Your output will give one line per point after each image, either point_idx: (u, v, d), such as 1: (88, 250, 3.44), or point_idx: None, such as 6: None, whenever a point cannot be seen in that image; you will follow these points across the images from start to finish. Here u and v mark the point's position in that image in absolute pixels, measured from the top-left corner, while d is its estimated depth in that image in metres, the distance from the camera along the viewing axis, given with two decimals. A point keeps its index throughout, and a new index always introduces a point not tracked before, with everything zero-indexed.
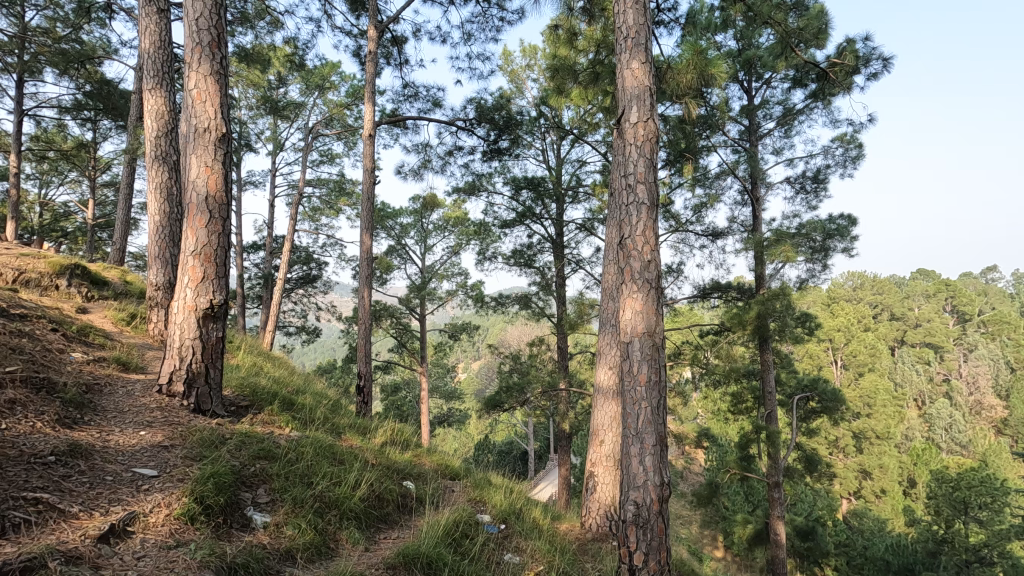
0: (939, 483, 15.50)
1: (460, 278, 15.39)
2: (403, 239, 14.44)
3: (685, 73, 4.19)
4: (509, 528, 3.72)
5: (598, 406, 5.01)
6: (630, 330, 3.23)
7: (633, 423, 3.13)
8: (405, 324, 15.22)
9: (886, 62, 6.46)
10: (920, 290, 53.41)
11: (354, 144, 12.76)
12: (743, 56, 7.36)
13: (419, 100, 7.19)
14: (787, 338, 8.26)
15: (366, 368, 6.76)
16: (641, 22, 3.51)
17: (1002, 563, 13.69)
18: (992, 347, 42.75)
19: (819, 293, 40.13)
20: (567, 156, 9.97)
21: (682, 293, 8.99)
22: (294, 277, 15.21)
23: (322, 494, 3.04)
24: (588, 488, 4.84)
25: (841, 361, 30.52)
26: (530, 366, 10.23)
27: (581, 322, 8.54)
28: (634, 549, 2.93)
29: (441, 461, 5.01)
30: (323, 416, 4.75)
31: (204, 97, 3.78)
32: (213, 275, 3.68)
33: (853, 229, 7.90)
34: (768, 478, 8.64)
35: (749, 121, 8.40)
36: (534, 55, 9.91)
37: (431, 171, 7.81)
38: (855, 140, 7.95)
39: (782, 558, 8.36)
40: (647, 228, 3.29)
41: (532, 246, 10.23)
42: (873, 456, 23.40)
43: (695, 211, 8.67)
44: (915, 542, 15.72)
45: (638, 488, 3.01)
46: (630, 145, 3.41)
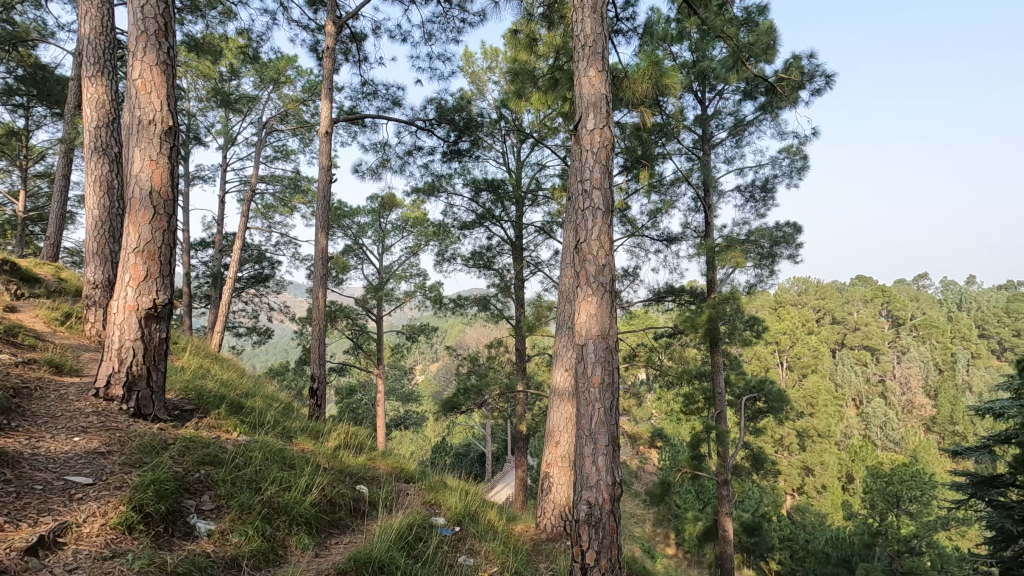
0: (874, 479, 16.32)
1: (419, 279, 15.25)
2: (361, 239, 14.20)
3: (642, 83, 4.28)
4: (464, 530, 3.72)
5: (554, 408, 5.10)
6: (584, 333, 3.29)
7: (587, 424, 3.18)
8: (361, 326, 14.95)
9: (829, 79, 6.83)
10: (858, 296, 55.22)
11: (310, 140, 12.44)
12: (697, 68, 7.60)
13: (378, 98, 7.10)
14: (736, 341, 8.53)
15: (319, 371, 6.61)
16: (598, 31, 3.58)
17: (930, 553, 14.56)
18: (923, 350, 45.55)
19: (767, 298, 41.75)
20: (527, 159, 10.04)
21: (638, 296, 9.19)
22: (245, 276, 14.68)
23: (271, 499, 2.97)
24: (543, 489, 4.89)
25: (786, 362, 31.92)
26: (488, 368, 10.22)
27: (539, 325, 8.59)
28: (586, 548, 2.96)
29: (396, 464, 4.98)
30: (274, 419, 4.63)
31: (149, 88, 3.62)
32: (156, 274, 3.52)
33: (798, 237, 8.25)
34: (718, 477, 8.90)
35: (702, 131, 8.67)
36: (495, 57, 9.94)
37: (390, 171, 7.71)
38: (800, 152, 8.33)
39: (731, 554, 8.61)
40: (602, 233, 3.36)
41: (491, 248, 10.25)
42: (815, 454, 24.49)
43: (651, 216, 8.88)
44: (853, 535, 16.52)
45: (590, 488, 3.06)
46: (587, 151, 3.47)
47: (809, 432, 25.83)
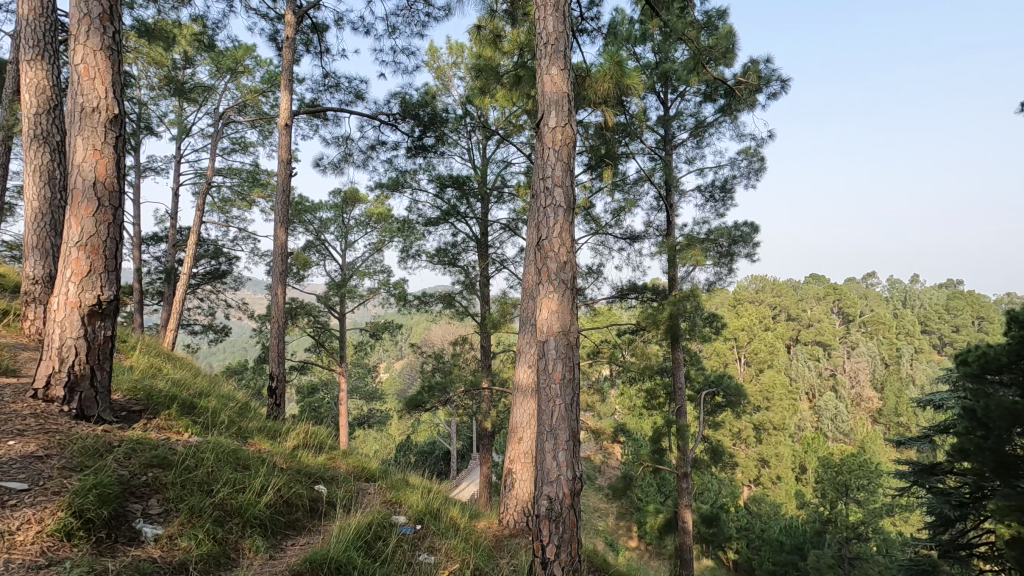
0: (825, 469, 16.89)
1: (383, 276, 15.05)
2: (323, 234, 13.91)
3: (603, 82, 4.33)
4: (425, 528, 3.70)
5: (517, 404, 5.14)
6: (546, 330, 3.30)
7: (548, 420, 3.21)
8: (323, 324, 14.64)
9: (784, 84, 7.07)
10: (812, 293, 57.67)
11: (270, 133, 12.09)
12: (660, 69, 7.73)
13: (341, 91, 6.95)
14: (696, 337, 8.74)
15: (279, 369, 6.45)
16: (560, 29, 3.59)
17: (876, 538, 15.19)
18: (870, 346, 47.71)
19: (726, 296, 42.96)
20: (492, 156, 10.03)
21: (602, 294, 9.30)
22: (201, 272, 14.16)
23: (224, 501, 2.89)
24: (505, 486, 4.92)
25: (744, 358, 32.99)
26: (453, 365, 10.18)
27: (503, 322, 8.59)
28: (547, 543, 2.98)
29: (358, 463, 4.90)
30: (229, 420, 4.49)
31: (93, 73, 3.45)
32: (101, 268, 3.37)
33: (755, 236, 8.47)
34: (678, 470, 9.09)
35: (665, 131, 8.83)
36: (460, 53, 9.88)
37: (352, 166, 7.57)
38: (757, 154, 8.59)
39: (690, 546, 8.80)
40: (564, 230, 3.38)
41: (456, 245, 10.21)
42: (770, 446, 25.37)
43: (614, 214, 9.01)
44: (805, 523, 17.18)
45: (551, 483, 3.09)
46: (548, 149, 3.49)
47: (765, 425, 26.72)
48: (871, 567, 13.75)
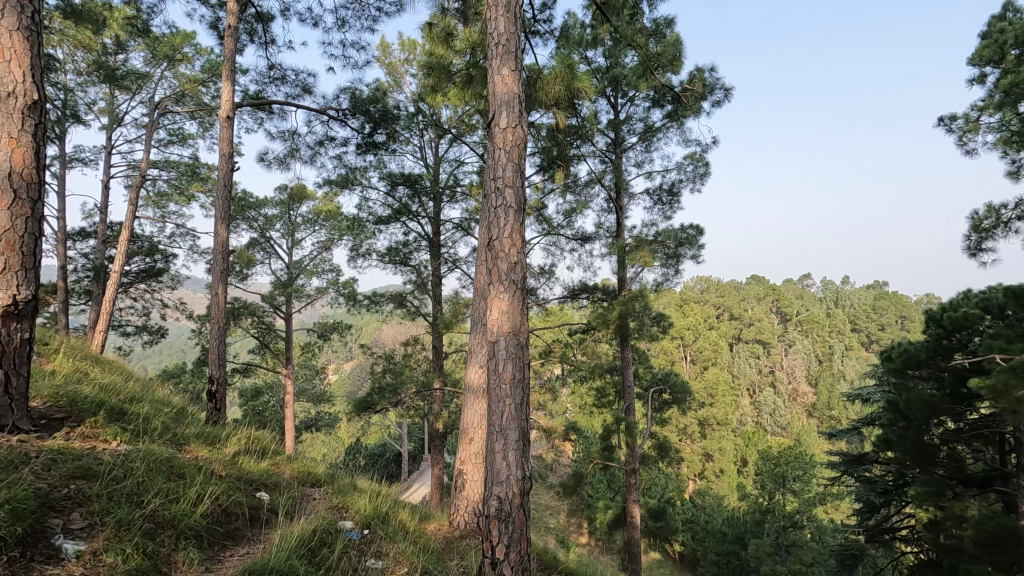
0: (764, 461, 17.61)
1: (332, 275, 14.68)
2: (268, 231, 13.42)
3: (554, 85, 4.37)
4: (373, 532, 3.63)
5: (468, 404, 5.15)
6: (496, 330, 3.30)
7: (498, 420, 3.21)
8: (268, 324, 14.09)
9: (727, 92, 7.35)
10: (753, 294, 60.34)
11: (210, 124, 11.55)
12: (610, 74, 7.87)
13: (287, 84, 6.72)
14: (645, 336, 8.94)
15: (219, 372, 6.18)
16: (511, 31, 3.60)
17: (809, 525, 16.05)
18: (805, 343, 50.39)
19: (673, 296, 44.33)
20: (444, 155, 9.96)
21: (554, 294, 9.39)
22: (134, 270, 13.34)
23: (155, 513, 2.73)
24: (455, 487, 4.92)
25: (689, 356, 34.22)
26: (404, 366, 10.01)
27: (455, 322, 8.49)
28: (496, 543, 2.97)
29: (303, 468, 4.75)
30: (164, 425, 4.26)
31: (8, 55, 3.17)
32: (17, 266, 3.13)
33: (700, 238, 8.76)
34: (627, 466, 9.27)
35: (615, 135, 9.00)
36: (412, 49, 9.74)
37: (299, 161, 7.34)
38: (703, 159, 8.90)
39: (638, 540, 8.99)
40: (514, 231, 3.39)
41: (408, 244, 10.06)
42: (714, 441, 26.35)
43: (566, 216, 9.11)
44: (746, 514, 17.95)
45: (500, 483, 3.09)
46: (499, 149, 3.50)
47: (709, 420, 27.78)
48: (805, 553, 14.51)
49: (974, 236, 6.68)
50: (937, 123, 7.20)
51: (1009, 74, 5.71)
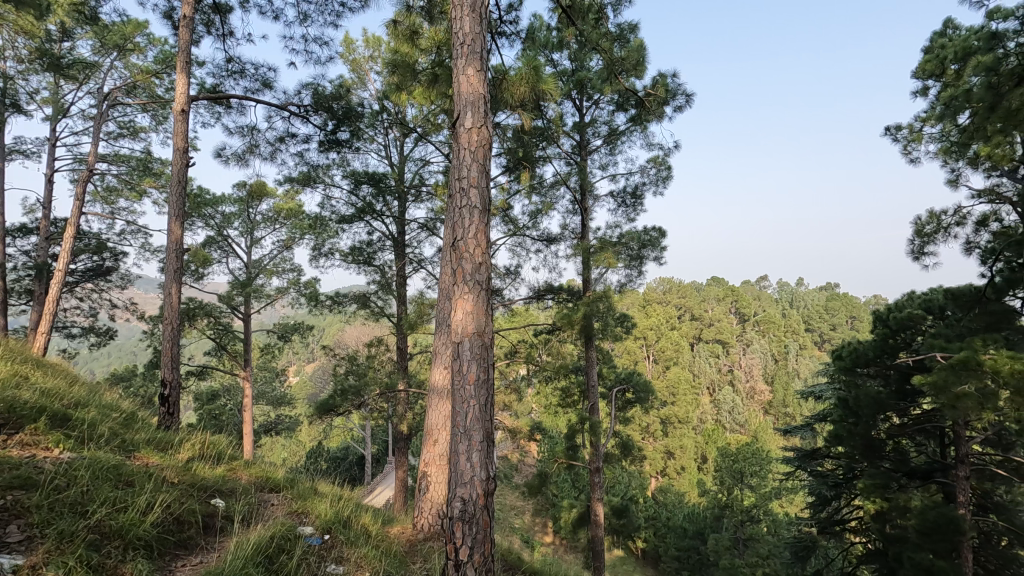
0: (723, 458, 18.05)
1: (292, 274, 14.34)
2: (226, 229, 13.01)
3: (519, 87, 4.37)
4: (334, 538, 3.56)
5: (432, 406, 5.12)
6: (460, 331, 3.29)
7: (462, 421, 3.20)
8: (225, 325, 13.65)
9: (689, 98, 7.52)
10: (713, 295, 61.98)
11: (164, 118, 11.11)
12: (576, 77, 7.95)
13: (246, 78, 6.52)
14: (609, 336, 9.05)
15: (172, 375, 5.94)
16: (477, 31, 3.59)
17: (766, 519, 16.59)
18: (762, 343, 52.08)
19: (636, 297, 45.11)
20: (410, 154, 9.86)
21: (519, 295, 9.41)
22: (80, 268, 12.69)
23: (101, 523, 2.61)
24: (419, 489, 4.89)
25: (652, 355, 34.94)
26: (368, 367, 9.85)
27: (420, 322, 8.39)
28: (460, 544, 2.97)
29: (261, 473, 4.62)
30: (111, 432, 4.08)
31: None
32: None
33: (662, 240, 8.93)
34: (590, 465, 9.36)
35: (580, 137, 9.09)
36: (377, 46, 9.61)
37: (258, 158, 7.14)
38: (665, 163, 9.08)
39: (601, 538, 9.09)
40: (479, 231, 3.39)
41: (372, 244, 9.90)
42: (675, 438, 26.94)
43: (532, 216, 9.15)
44: (707, 509, 18.42)
45: (464, 484, 3.07)
46: (464, 149, 3.48)
47: (671, 419, 28.38)
48: (762, 547, 14.97)
49: (917, 240, 7.04)
50: (885, 132, 7.55)
51: (948, 88, 6.04)
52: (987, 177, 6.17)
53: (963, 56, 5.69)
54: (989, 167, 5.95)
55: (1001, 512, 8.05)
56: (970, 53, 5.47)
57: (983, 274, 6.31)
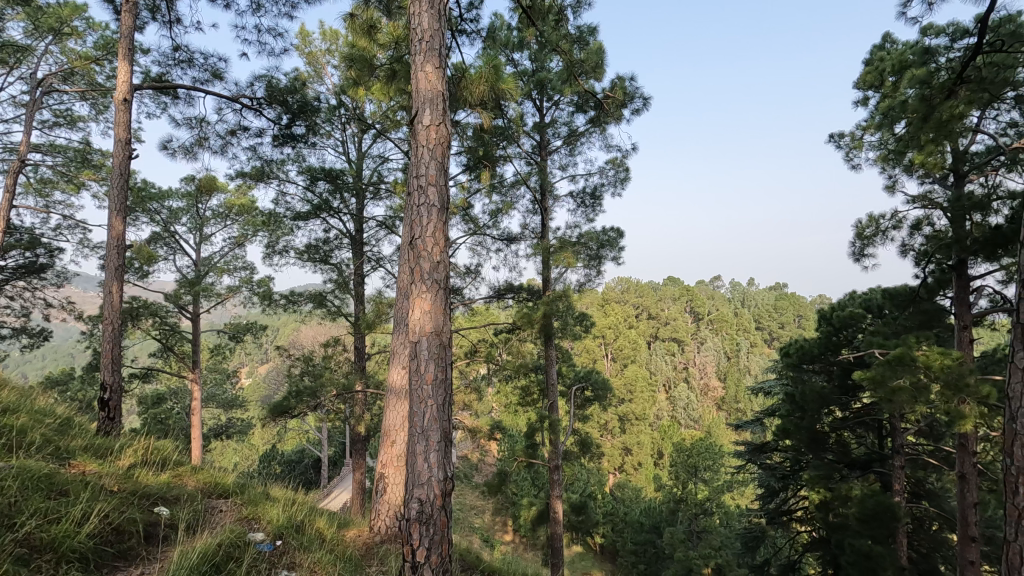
0: (678, 453, 18.54)
1: (244, 273, 13.88)
2: (172, 225, 12.46)
3: (478, 85, 4.33)
4: (286, 543, 3.47)
5: (390, 406, 5.07)
6: (418, 330, 3.26)
7: (420, 421, 3.16)
8: (172, 325, 13.07)
9: (646, 101, 7.68)
10: (669, 295, 63.51)
11: (105, 107, 10.53)
12: (536, 77, 7.99)
13: (194, 68, 6.25)
14: (568, 335, 9.14)
15: (112, 378, 5.67)
16: (435, 27, 3.56)
17: (718, 511, 17.15)
18: (716, 341, 53.75)
19: (595, 296, 45.77)
20: (368, 151, 9.69)
21: (479, 294, 9.39)
22: (10, 265, 11.86)
23: (30, 536, 2.46)
24: (376, 491, 4.83)
25: (611, 354, 35.63)
26: (324, 368, 9.62)
27: (378, 322, 8.24)
28: (417, 546, 2.94)
29: (210, 479, 4.45)
30: (44, 439, 3.83)
31: None
32: None
33: (620, 241, 9.08)
34: (549, 463, 9.43)
35: (540, 138, 9.14)
36: (334, 40, 9.40)
37: (208, 151, 6.86)
38: (623, 164, 9.24)
39: (560, 535, 9.17)
40: (437, 230, 3.36)
41: (328, 242, 9.68)
42: (633, 435, 27.50)
43: (492, 216, 9.15)
44: (662, 504, 18.89)
45: (422, 485, 3.04)
46: (422, 147, 3.45)
47: (629, 416, 28.94)
48: (714, 539, 15.46)
49: (858, 243, 7.41)
50: (830, 139, 7.89)
51: (886, 98, 6.38)
52: (920, 184, 6.55)
53: (899, 69, 6.02)
54: (922, 174, 6.32)
55: (932, 499, 8.57)
56: (905, 66, 5.78)
57: (916, 275, 6.70)
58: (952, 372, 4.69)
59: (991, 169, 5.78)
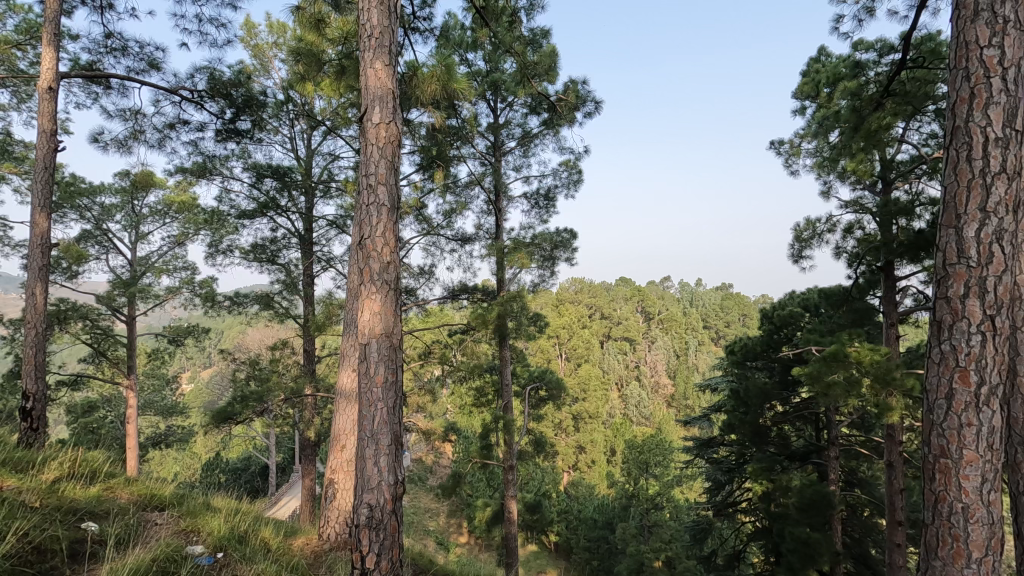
0: (629, 450, 18.94)
1: (185, 273, 13.25)
2: (105, 223, 11.76)
3: (430, 84, 4.28)
4: (227, 556, 3.33)
5: (340, 410, 4.96)
6: (367, 331, 3.19)
7: (369, 425, 3.09)
8: (105, 328, 12.31)
9: (598, 105, 7.82)
10: (621, 295, 64.80)
11: (28, 95, 9.80)
12: (490, 78, 7.98)
13: (129, 57, 5.91)
14: (522, 336, 9.16)
15: (35, 387, 5.26)
16: (385, 24, 3.50)
17: (668, 505, 17.63)
18: (666, 340, 55.28)
19: (550, 297, 46.22)
20: (318, 148, 9.43)
21: (433, 295, 9.30)
22: None
23: None
24: (325, 498, 4.71)
25: (565, 354, 36.07)
26: (271, 372, 9.28)
27: (329, 324, 8.01)
28: (367, 552, 2.89)
29: (145, 491, 4.22)
30: None
31: None
32: None
33: (573, 242, 9.19)
34: (504, 463, 9.43)
35: (494, 138, 9.14)
36: (282, 33, 9.10)
37: (144, 145, 6.51)
38: (576, 166, 9.36)
39: (515, 535, 9.18)
40: (387, 230, 3.31)
41: (276, 241, 9.35)
42: (586, 434, 27.90)
43: (446, 216, 9.08)
44: (615, 500, 19.25)
45: (371, 490, 2.98)
46: (372, 145, 3.38)
47: (582, 414, 29.34)
48: (665, 532, 15.88)
49: (796, 245, 7.78)
50: (772, 146, 8.24)
51: (822, 108, 6.72)
52: (852, 190, 6.94)
53: (833, 81, 6.35)
54: (854, 181, 6.69)
55: (864, 486, 9.10)
56: (839, 78, 6.11)
57: (849, 276, 7.10)
58: (881, 367, 5.00)
59: (915, 177, 6.18)
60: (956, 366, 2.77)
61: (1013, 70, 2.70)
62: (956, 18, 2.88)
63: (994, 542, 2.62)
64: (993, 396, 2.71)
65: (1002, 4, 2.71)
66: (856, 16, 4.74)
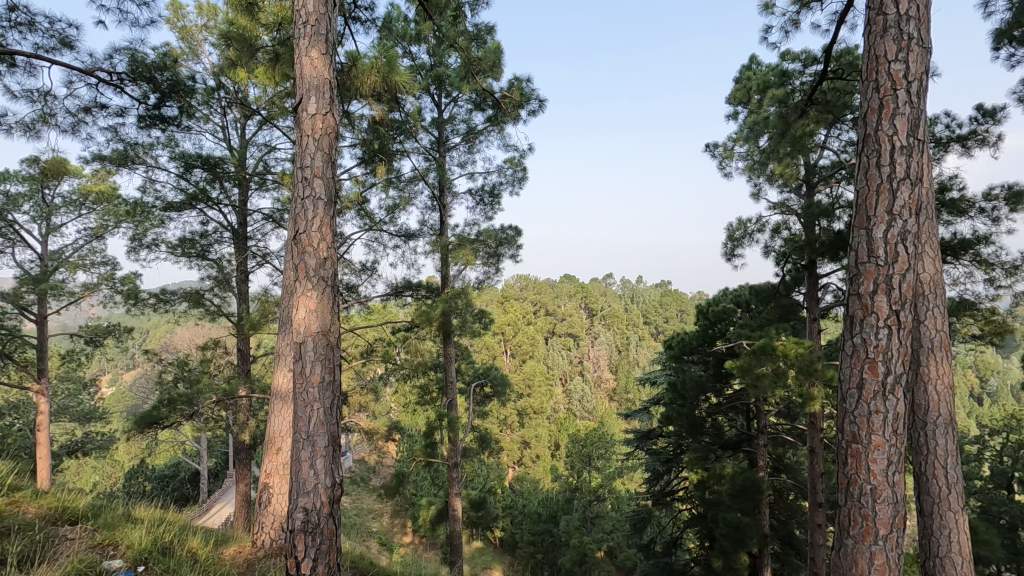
0: (573, 443, 19.26)
1: (104, 268, 12.34)
2: (10, 213, 10.77)
3: (369, 75, 4.15)
4: (149, 569, 3.14)
5: (275, 412, 4.76)
6: (302, 329, 3.08)
7: (304, 426, 2.99)
8: (11, 329, 11.29)
9: (541, 103, 7.87)
10: (566, 292, 65.71)
11: None
12: (434, 72, 7.87)
13: (37, 32, 5.42)
14: (467, 332, 9.10)
15: None
16: (321, 11, 3.37)
17: (610, 496, 18.06)
18: (609, 336, 56.53)
19: (495, 293, 46.25)
20: (252, 139, 9.01)
21: (375, 292, 9.10)
22: None
23: None
24: (259, 503, 4.51)
25: (510, 350, 36.19)
26: (201, 373, 8.81)
27: (264, 322, 7.67)
28: (302, 558, 2.79)
29: (56, 503, 3.89)
30: None
31: None
32: None
33: (517, 239, 9.23)
34: (448, 461, 9.36)
35: (438, 134, 9.03)
36: (212, 15, 8.62)
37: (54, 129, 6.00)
38: (521, 164, 9.40)
39: (459, 532, 9.13)
40: (324, 225, 3.21)
41: (206, 235, 8.86)
42: (531, 429, 28.13)
43: (388, 211, 8.89)
44: (558, 493, 19.53)
45: (307, 493, 2.89)
46: (308, 137, 3.26)
47: (527, 410, 29.57)
48: (606, 523, 16.27)
49: (729, 244, 8.15)
50: (709, 149, 8.57)
51: (753, 113, 7.05)
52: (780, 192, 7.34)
53: (763, 88, 6.68)
54: (782, 184, 7.08)
55: (789, 471, 9.66)
56: (768, 86, 6.42)
57: (777, 273, 7.50)
58: (804, 359, 5.31)
59: (835, 181, 6.60)
60: (866, 357, 2.98)
61: (915, 83, 2.92)
62: (867, 33, 3.08)
63: (898, 519, 2.86)
64: (898, 384, 2.94)
65: (907, 22, 2.93)
66: (783, 27, 5.00)
